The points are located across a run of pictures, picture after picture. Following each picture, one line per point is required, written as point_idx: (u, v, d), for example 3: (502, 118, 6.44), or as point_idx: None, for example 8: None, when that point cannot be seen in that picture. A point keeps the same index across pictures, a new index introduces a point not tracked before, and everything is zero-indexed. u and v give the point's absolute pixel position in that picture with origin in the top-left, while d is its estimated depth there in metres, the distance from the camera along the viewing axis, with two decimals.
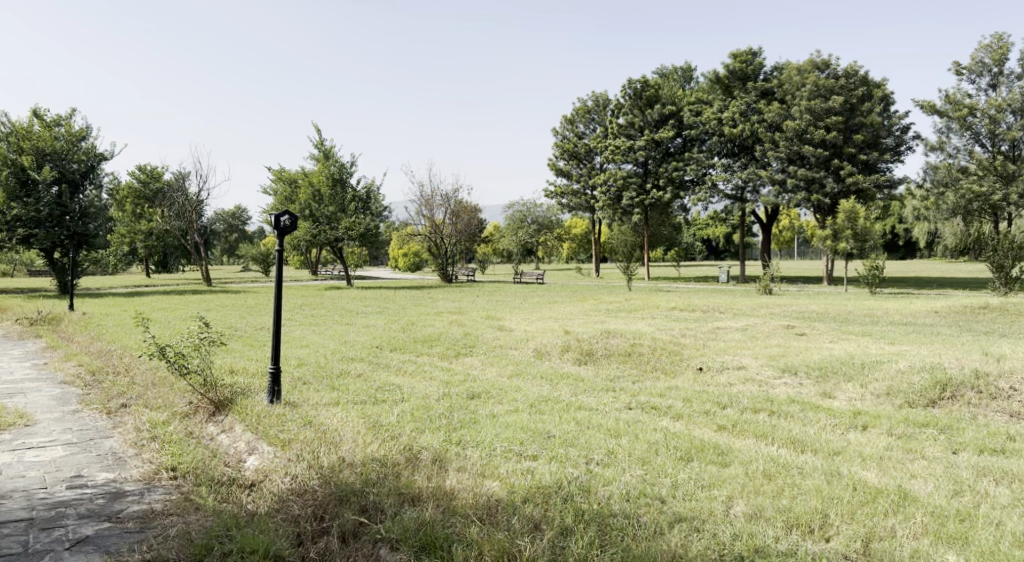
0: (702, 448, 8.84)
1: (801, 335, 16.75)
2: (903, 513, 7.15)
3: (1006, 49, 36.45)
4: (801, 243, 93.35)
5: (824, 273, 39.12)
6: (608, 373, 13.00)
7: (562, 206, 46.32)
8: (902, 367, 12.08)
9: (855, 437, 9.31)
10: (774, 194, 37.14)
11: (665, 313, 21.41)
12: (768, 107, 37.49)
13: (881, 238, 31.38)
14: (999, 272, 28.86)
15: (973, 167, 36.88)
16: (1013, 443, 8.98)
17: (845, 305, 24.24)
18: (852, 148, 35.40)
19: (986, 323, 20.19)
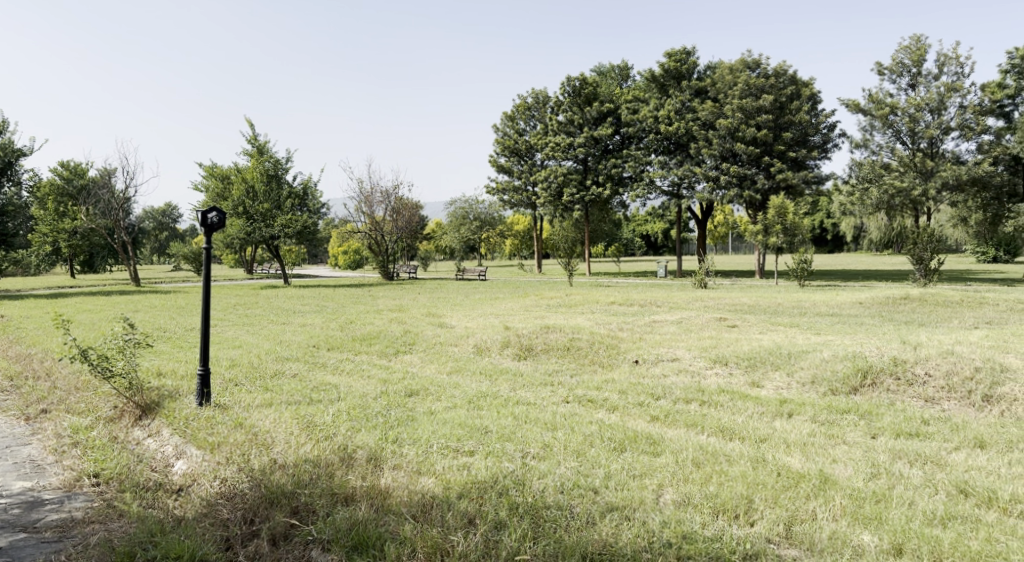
0: (635, 439, 8.98)
1: (733, 327, 17.18)
2: (822, 497, 7.39)
3: (925, 50, 37.94)
4: (736, 238, 95.56)
5: (758, 266, 40.11)
6: (546, 367, 13.11)
7: (503, 203, 46.20)
8: (826, 356, 12.49)
9: (781, 424, 9.60)
10: (709, 191, 37.85)
11: (603, 307, 21.68)
12: (702, 105, 38.29)
13: (810, 232, 32.32)
14: (919, 264, 30.11)
15: (895, 163, 38.32)
16: (926, 427, 9.38)
17: (776, 298, 24.95)
18: (781, 145, 36.41)
19: (907, 313, 21.04)
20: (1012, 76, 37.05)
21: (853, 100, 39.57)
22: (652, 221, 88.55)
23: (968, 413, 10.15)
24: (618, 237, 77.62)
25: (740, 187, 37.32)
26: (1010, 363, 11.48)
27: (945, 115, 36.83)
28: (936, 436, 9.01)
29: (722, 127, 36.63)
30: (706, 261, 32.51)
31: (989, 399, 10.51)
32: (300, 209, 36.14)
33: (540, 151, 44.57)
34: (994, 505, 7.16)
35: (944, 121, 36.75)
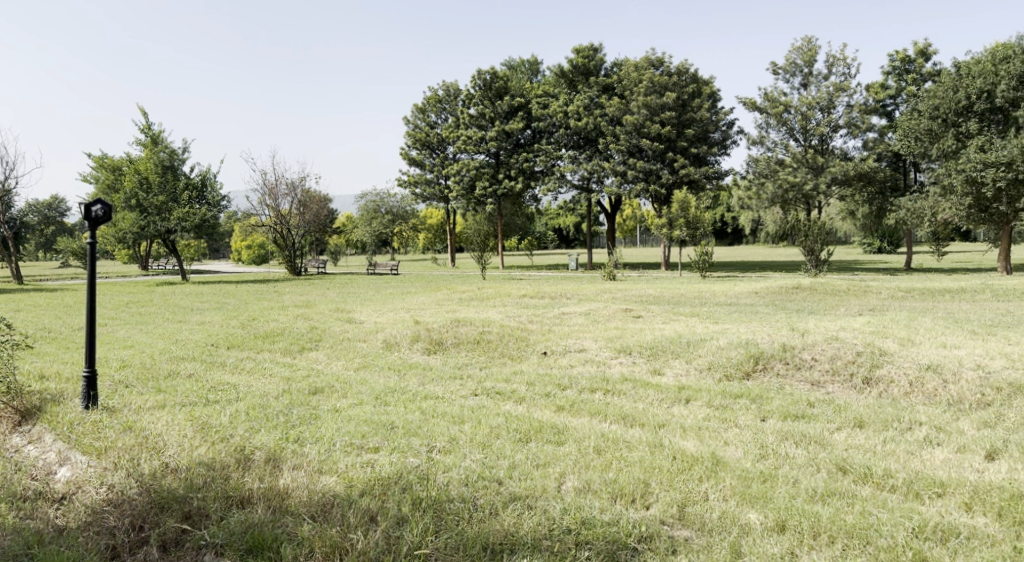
0: (540, 429, 9.06)
1: (637, 317, 17.59)
2: (714, 478, 7.65)
3: (815, 51, 39.74)
4: (644, 231, 97.81)
5: (663, 259, 41.13)
6: (455, 361, 13.07)
7: (415, 196, 45.61)
8: (722, 343, 12.95)
9: (679, 409, 9.88)
10: (617, 185, 38.58)
11: (513, 300, 21.80)
12: (609, 101, 38.97)
13: (711, 225, 33.38)
14: (811, 255, 31.54)
15: (789, 160, 39.97)
16: (812, 408, 9.84)
17: (680, 289, 25.66)
18: (684, 141, 37.47)
19: (799, 301, 22.06)
20: (893, 77, 39.34)
21: (750, 98, 41.06)
22: (564, 215, 89.70)
23: (850, 394, 10.69)
24: (531, 231, 78.07)
25: (646, 181, 38.14)
26: (889, 347, 12.17)
27: (834, 113, 38.69)
28: (820, 418, 9.46)
29: (629, 123, 37.37)
30: (614, 254, 33.18)
31: (869, 380, 11.11)
32: (199, 202, 34.88)
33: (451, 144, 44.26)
34: (870, 480, 7.55)
35: (833, 120, 38.59)
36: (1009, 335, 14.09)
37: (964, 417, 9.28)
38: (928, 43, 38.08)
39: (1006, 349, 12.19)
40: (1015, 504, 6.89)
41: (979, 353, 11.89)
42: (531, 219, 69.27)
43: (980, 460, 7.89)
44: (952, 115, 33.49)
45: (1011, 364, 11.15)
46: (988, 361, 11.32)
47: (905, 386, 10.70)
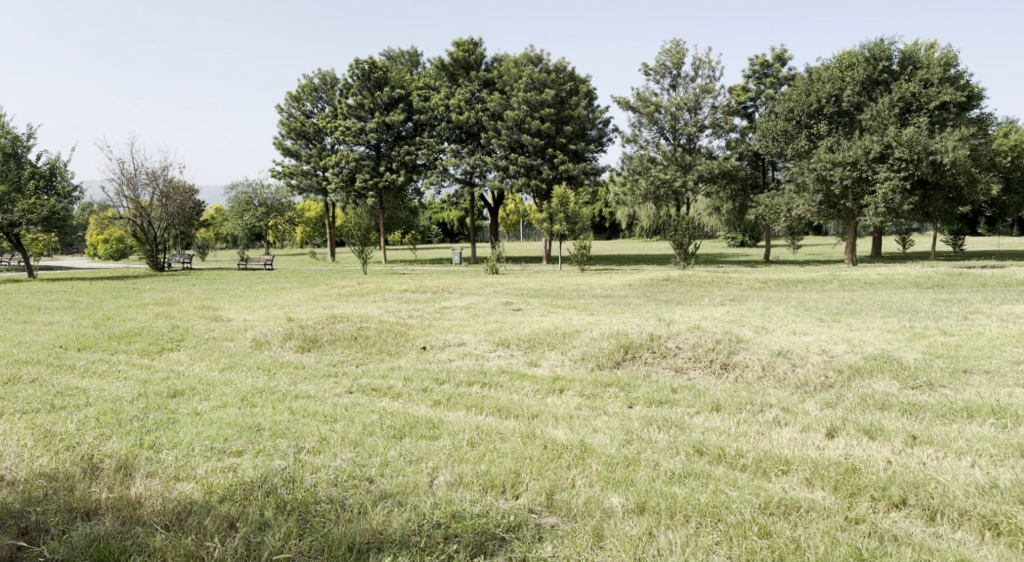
0: (414, 425, 8.96)
1: (517, 310, 17.75)
2: (581, 466, 7.81)
3: (683, 53, 41.32)
4: (526, 225, 99.11)
5: (544, 253, 41.66)
6: (329, 358, 12.75)
7: (291, 188, 43.94)
8: (595, 334, 13.26)
9: (552, 400, 10.03)
10: (499, 179, 38.67)
11: (392, 295, 21.55)
12: (489, 96, 39.11)
13: (589, 220, 34.08)
14: (680, 249, 32.92)
15: (660, 158, 41.31)
16: (675, 394, 10.24)
17: (559, 282, 26.14)
18: (563, 138, 38.31)
19: (669, 293, 22.97)
20: (753, 81, 41.64)
21: (623, 97, 42.20)
22: (448, 209, 89.26)
23: (710, 380, 11.19)
24: (414, 225, 77.44)
25: (527, 176, 38.54)
26: (745, 335, 12.84)
27: (700, 114, 40.39)
28: (682, 403, 9.85)
29: (510, 118, 37.69)
30: (496, 248, 33.38)
31: (727, 366, 11.68)
32: (47, 192, 32.44)
33: (328, 135, 43.03)
34: (723, 460, 7.93)
35: (699, 120, 40.28)
36: (851, 321, 15.19)
37: (810, 399, 9.90)
38: (784, 49, 40.48)
39: (848, 335, 13.12)
40: (849, 476, 7.37)
41: (825, 339, 12.74)
42: (413, 212, 68.50)
43: (821, 438, 8.43)
44: (805, 117, 35.81)
45: (851, 348, 12.01)
46: (832, 346, 12.13)
47: (759, 370, 11.33)
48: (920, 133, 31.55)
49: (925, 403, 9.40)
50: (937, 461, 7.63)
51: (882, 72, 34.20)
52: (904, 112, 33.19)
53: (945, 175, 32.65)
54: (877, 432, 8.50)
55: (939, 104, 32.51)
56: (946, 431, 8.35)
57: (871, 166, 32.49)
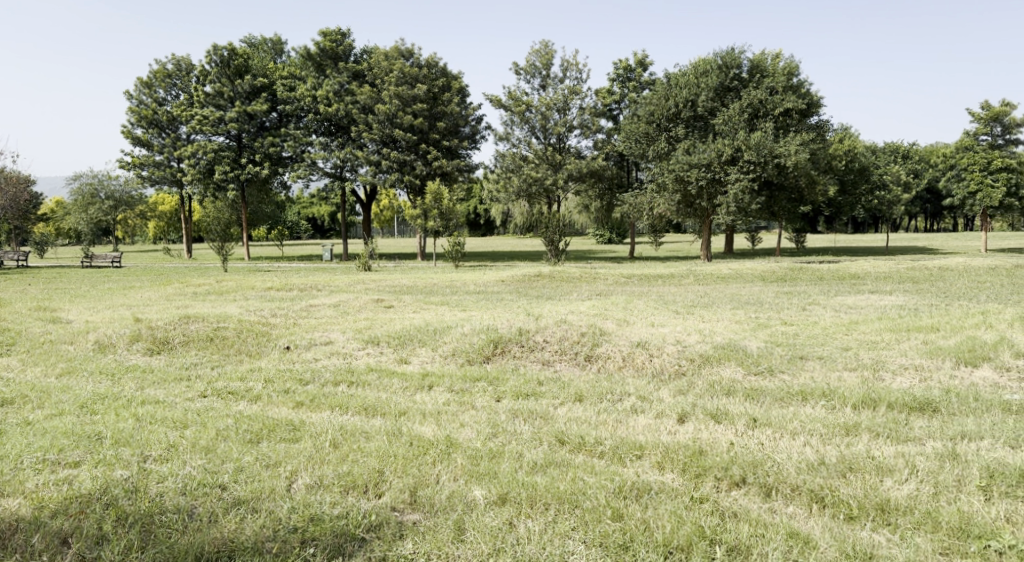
0: (273, 428, 8.63)
1: (388, 307, 17.56)
2: (446, 461, 7.81)
3: (552, 55, 42.10)
4: (400, 222, 98.28)
5: (418, 250, 41.32)
6: (182, 361, 12.12)
7: (143, 179, 41.30)
8: (464, 330, 13.29)
9: (420, 396, 9.96)
10: (371, 174, 38.01)
11: (256, 293, 20.77)
12: (359, 89, 38.40)
13: (464, 216, 34.15)
14: (552, 245, 33.51)
15: (531, 156, 41.73)
16: (541, 387, 10.42)
17: (432, 278, 26.07)
18: (436, 134, 38.24)
19: (540, 288, 23.36)
20: (618, 84, 43.11)
21: (495, 95, 42.45)
22: (317, 204, 86.96)
23: (575, 371, 11.45)
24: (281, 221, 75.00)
25: (400, 171, 38.05)
26: (609, 327, 13.25)
27: (569, 114, 41.22)
28: (547, 395, 10.03)
29: (381, 113, 37.11)
30: (369, 244, 32.80)
31: (591, 358, 12.00)
32: None
33: (184, 124, 40.75)
34: (583, 448, 8.15)
35: (568, 120, 41.03)
36: (705, 313, 16.01)
37: (664, 386, 10.34)
38: (645, 54, 42.06)
39: (701, 326, 13.82)
40: (696, 459, 7.74)
41: (680, 330, 13.34)
42: (280, 206, 66.18)
43: (673, 423, 8.82)
44: (665, 120, 37.26)
45: (704, 338, 12.64)
46: (687, 337, 12.71)
47: (619, 361, 11.72)
48: (767, 137, 33.61)
49: (766, 388, 10.00)
50: (774, 441, 8.14)
51: (733, 79, 36.19)
52: (752, 117, 35.23)
53: (789, 177, 34.92)
54: (723, 416, 8.98)
55: (783, 110, 34.73)
56: (784, 413, 8.94)
57: (725, 167, 34.25)
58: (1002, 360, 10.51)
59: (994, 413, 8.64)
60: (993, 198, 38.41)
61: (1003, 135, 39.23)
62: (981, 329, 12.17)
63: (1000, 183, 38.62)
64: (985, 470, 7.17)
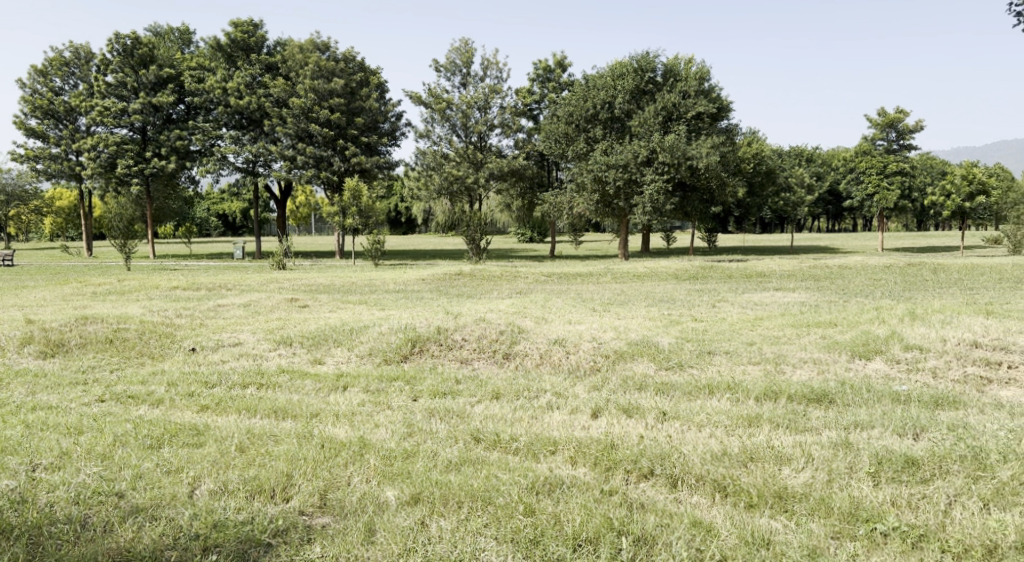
0: (176, 433, 8.32)
1: (302, 307, 17.19)
2: (358, 462, 7.70)
3: (472, 53, 42.06)
4: (317, 220, 96.37)
5: (336, 248, 40.57)
6: (78, 364, 11.55)
7: (38, 173, 39.15)
8: (381, 330, 13.11)
9: (334, 398, 9.77)
10: (285, 170, 37.14)
11: (161, 293, 19.98)
12: (273, 82, 37.47)
13: (383, 214, 33.67)
14: (472, 244, 33.43)
15: (452, 154, 41.52)
16: (458, 385, 10.38)
17: (348, 277, 25.62)
18: (353, 130, 37.71)
19: (459, 287, 23.29)
20: (538, 84, 43.48)
21: (415, 92, 42.07)
22: (228, 200, 84.36)
23: (493, 369, 11.46)
24: (190, 218, 72.47)
25: (316, 168, 37.34)
26: (526, 325, 13.31)
27: (490, 113, 41.22)
28: (464, 393, 10.00)
29: (296, 107, 36.28)
30: (284, 242, 31.97)
31: (508, 356, 12.03)
32: None
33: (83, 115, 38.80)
34: (498, 445, 8.17)
35: (488, 119, 41.02)
36: (621, 310, 16.30)
37: (579, 383, 10.46)
38: (564, 55, 42.54)
39: (617, 323, 14.04)
40: (607, 452, 7.86)
41: (596, 327, 13.52)
42: (189, 202, 63.94)
43: (587, 419, 8.93)
44: (583, 121, 37.61)
45: (619, 335, 12.85)
46: (602, 334, 12.89)
47: (537, 358, 11.79)
48: (680, 140, 34.47)
49: (676, 382, 10.24)
50: (682, 434, 8.34)
51: (648, 82, 37.06)
52: (666, 120, 36.07)
53: (700, 178, 35.95)
54: (635, 411, 9.16)
55: (695, 114, 35.74)
56: (692, 406, 9.18)
57: (640, 169, 34.92)
58: (892, 353, 11.06)
59: (885, 403, 9.09)
60: (889, 201, 40.39)
61: (897, 140, 41.32)
62: (875, 323, 12.78)
63: (895, 186, 40.64)
64: (874, 456, 7.52)
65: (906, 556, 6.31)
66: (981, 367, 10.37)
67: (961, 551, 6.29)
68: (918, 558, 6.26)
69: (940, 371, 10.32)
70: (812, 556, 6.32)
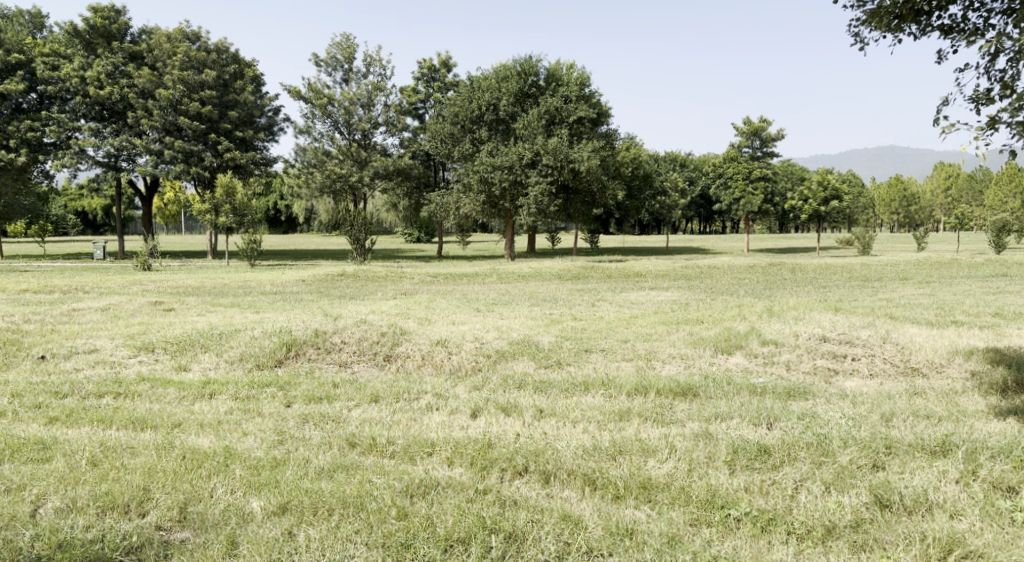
0: (19, 448, 7.75)
1: (168, 310, 16.39)
2: (223, 473, 7.40)
3: (353, 48, 41.31)
4: (189, 217, 92.13)
5: (209, 248, 38.80)
6: None
7: None
8: (254, 334, 12.67)
9: (199, 406, 9.35)
10: (151, 165, 35.10)
11: (10, 297, 18.51)
12: (137, 71, 35.53)
13: (259, 212, 32.35)
14: (357, 244, 32.77)
15: (334, 151, 40.59)
16: (335, 390, 10.16)
17: (221, 278, 24.61)
18: (227, 124, 36.38)
19: (341, 288, 22.82)
20: (422, 83, 43.22)
21: (294, 86, 40.88)
22: (89, 196, 79.37)
23: (372, 372, 11.29)
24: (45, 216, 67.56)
25: (185, 163, 35.60)
26: (408, 327, 13.19)
27: (373, 111, 40.64)
28: (340, 397, 9.80)
29: (163, 98, 34.44)
30: (150, 242, 30.23)
31: (389, 357, 11.88)
32: None
33: None
34: (373, 449, 8.05)
35: (372, 116, 40.40)
36: (504, 310, 16.45)
37: (459, 383, 10.45)
38: (448, 55, 42.53)
39: (499, 323, 14.14)
40: (483, 452, 7.89)
41: (478, 327, 13.56)
42: (45, 198, 59.67)
43: (465, 419, 8.93)
44: (468, 122, 37.57)
45: (500, 335, 12.94)
46: (484, 334, 12.95)
47: (418, 359, 11.70)
48: (562, 143, 35.13)
49: (554, 380, 10.41)
50: (557, 430, 8.48)
51: (531, 86, 37.65)
52: (549, 124, 36.67)
53: (582, 181, 36.77)
54: (513, 409, 9.25)
55: (576, 118, 36.50)
56: (567, 404, 9.34)
57: (524, 171, 35.25)
58: (752, 347, 11.64)
59: (745, 395, 9.56)
60: (754, 205, 42.57)
61: (761, 148, 43.61)
62: (738, 320, 13.43)
63: (759, 191, 42.87)
64: (731, 446, 7.89)
65: (756, 538, 6.60)
66: (829, 359, 11.08)
67: (805, 532, 6.65)
68: (767, 540, 6.57)
69: (793, 364, 10.97)
70: (671, 543, 6.52)
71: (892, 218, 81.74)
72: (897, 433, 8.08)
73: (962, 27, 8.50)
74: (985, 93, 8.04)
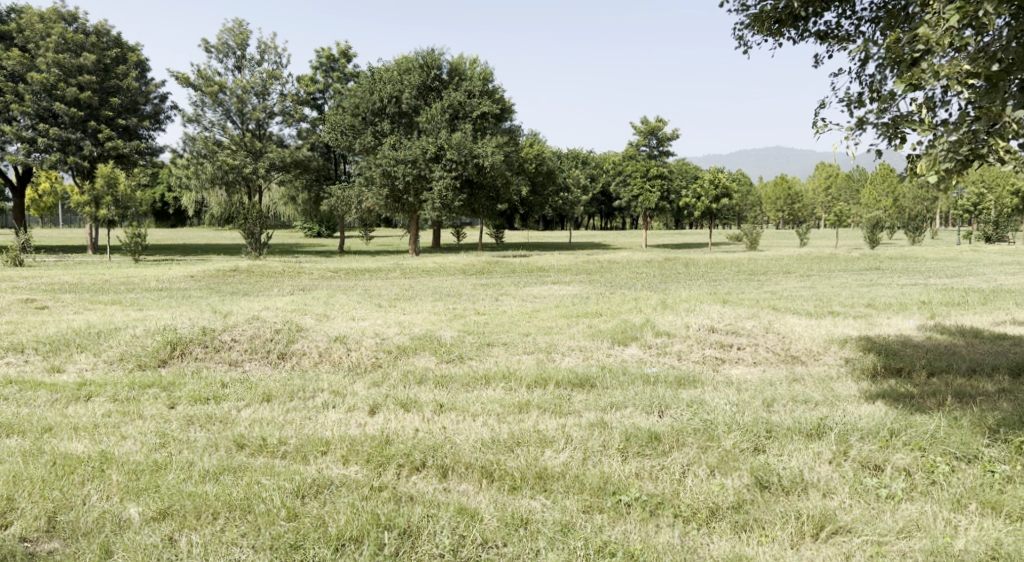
0: None
1: (42, 308, 15.42)
2: (98, 478, 7.01)
3: (246, 35, 39.95)
4: (66, 209, 86.97)
5: (88, 243, 36.63)
6: None
7: None
8: (137, 332, 12.06)
9: (74, 409, 8.83)
10: (23, 154, 32.87)
11: None
12: (6, 53, 33.19)
13: (144, 206, 30.79)
14: (251, 238, 31.55)
15: (226, 141, 39.11)
16: (223, 389, 9.78)
17: (102, 274, 23.31)
18: (108, 111, 34.55)
19: (234, 284, 22.02)
20: (321, 73, 42.19)
21: (182, 73, 39.21)
22: None
23: (265, 370, 10.94)
24: None
25: (62, 151, 33.50)
26: (304, 323, 12.85)
27: (268, 100, 39.45)
28: (229, 397, 9.45)
29: (36, 82, 32.35)
30: (21, 236, 28.28)
31: (283, 355, 11.54)
32: None
33: None
34: (264, 450, 7.80)
35: (267, 106, 39.23)
36: (404, 305, 16.28)
37: (357, 380, 10.25)
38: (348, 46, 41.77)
39: (399, 318, 13.97)
40: (380, 449, 7.76)
41: (378, 323, 13.36)
42: None
43: (363, 416, 8.77)
44: (370, 114, 36.94)
45: (400, 330, 12.78)
46: (383, 330, 12.75)
47: (314, 357, 11.42)
48: (466, 138, 35.18)
49: (454, 374, 10.36)
50: (455, 424, 8.43)
51: (434, 79, 37.39)
52: (452, 118, 36.57)
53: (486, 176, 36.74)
54: (411, 405, 9.14)
55: (479, 113, 36.61)
56: (467, 397, 9.31)
57: (428, 165, 34.93)
58: (646, 339, 11.92)
59: (640, 385, 9.76)
60: (650, 201, 43.66)
61: (658, 147, 44.84)
62: (634, 312, 13.73)
63: (655, 188, 43.99)
64: (624, 434, 8.06)
65: (644, 522, 6.75)
66: (717, 349, 11.47)
67: (690, 515, 6.84)
68: (655, 524, 6.72)
69: (684, 354, 11.30)
70: (564, 531, 6.59)
71: (778, 215, 85.53)
72: (778, 418, 8.43)
73: (836, 33, 8.96)
74: (856, 96, 8.49)
